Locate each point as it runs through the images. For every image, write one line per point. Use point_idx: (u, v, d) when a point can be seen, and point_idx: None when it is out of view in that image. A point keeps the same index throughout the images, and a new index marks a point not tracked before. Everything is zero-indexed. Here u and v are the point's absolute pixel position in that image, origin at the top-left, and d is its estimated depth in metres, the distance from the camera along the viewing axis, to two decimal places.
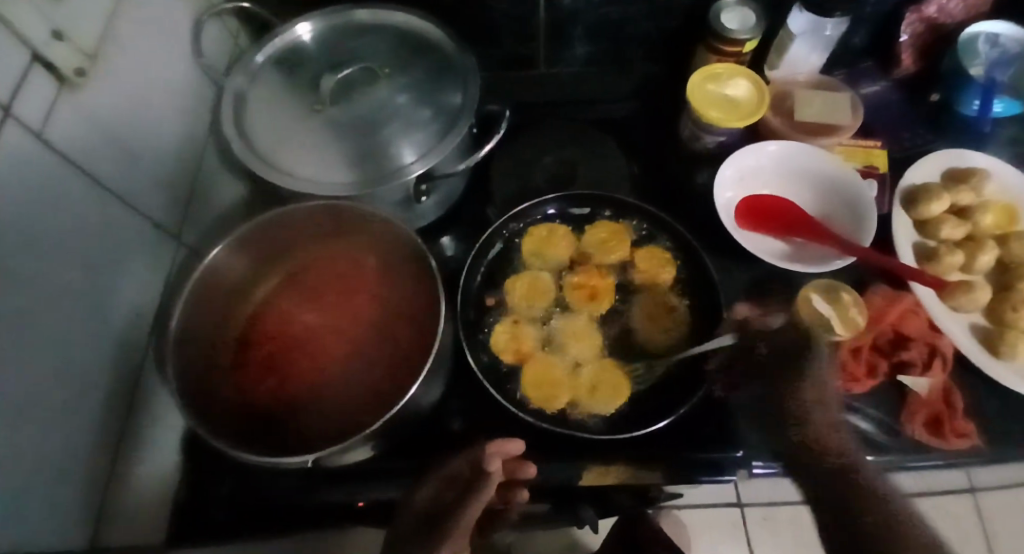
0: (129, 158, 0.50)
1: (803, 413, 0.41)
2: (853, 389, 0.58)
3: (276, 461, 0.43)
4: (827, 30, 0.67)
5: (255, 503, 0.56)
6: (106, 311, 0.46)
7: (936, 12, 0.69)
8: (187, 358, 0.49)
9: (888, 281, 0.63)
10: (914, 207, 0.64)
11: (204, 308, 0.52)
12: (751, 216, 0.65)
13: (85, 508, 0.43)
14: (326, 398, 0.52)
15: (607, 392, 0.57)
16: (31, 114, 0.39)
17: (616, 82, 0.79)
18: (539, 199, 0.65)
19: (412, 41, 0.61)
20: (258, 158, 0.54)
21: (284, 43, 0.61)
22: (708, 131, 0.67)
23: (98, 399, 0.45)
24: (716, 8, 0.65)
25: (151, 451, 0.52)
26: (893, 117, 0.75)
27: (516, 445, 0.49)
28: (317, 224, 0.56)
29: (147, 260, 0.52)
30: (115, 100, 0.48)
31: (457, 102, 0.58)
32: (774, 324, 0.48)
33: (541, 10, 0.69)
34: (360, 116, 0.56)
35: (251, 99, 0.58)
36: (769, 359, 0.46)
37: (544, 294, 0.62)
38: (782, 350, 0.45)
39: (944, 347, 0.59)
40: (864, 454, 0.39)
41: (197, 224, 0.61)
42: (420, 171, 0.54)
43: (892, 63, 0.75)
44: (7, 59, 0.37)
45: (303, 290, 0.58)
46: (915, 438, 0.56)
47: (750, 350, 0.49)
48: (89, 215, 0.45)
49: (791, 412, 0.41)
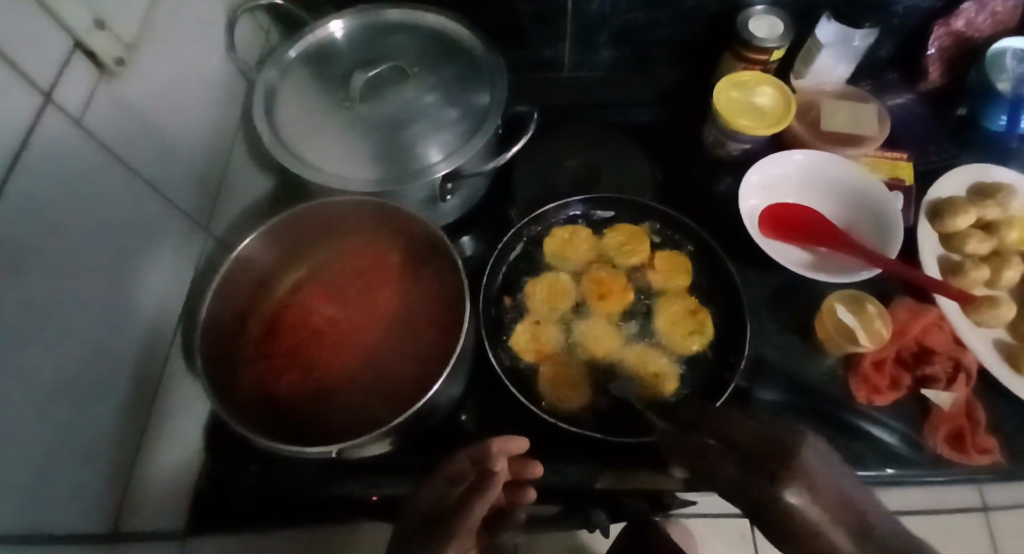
0: (164, 149, 0.51)
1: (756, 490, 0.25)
2: (875, 401, 0.58)
3: (300, 451, 0.43)
4: (854, 41, 0.68)
5: (275, 495, 0.56)
6: (136, 298, 0.47)
7: (963, 25, 0.69)
8: (213, 348, 0.50)
9: (911, 293, 0.63)
10: (938, 219, 0.63)
11: (231, 299, 0.53)
12: (774, 224, 0.65)
13: (107, 493, 0.43)
14: (348, 391, 0.53)
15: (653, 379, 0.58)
16: (71, 101, 0.40)
17: (640, 87, 0.79)
18: (563, 200, 0.66)
19: (442, 42, 0.62)
20: (287, 153, 0.55)
21: (316, 39, 0.61)
22: (733, 137, 0.67)
23: (126, 386, 0.46)
24: (744, 16, 0.65)
25: (175, 440, 0.52)
26: (918, 130, 0.74)
27: (519, 444, 0.48)
28: (345, 219, 0.56)
29: (176, 250, 0.53)
30: (151, 91, 0.49)
31: (483, 103, 0.58)
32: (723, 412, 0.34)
33: (568, 14, 0.69)
34: (388, 114, 0.57)
35: (281, 94, 0.59)
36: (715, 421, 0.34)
37: (566, 297, 0.62)
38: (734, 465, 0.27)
39: (969, 361, 0.58)
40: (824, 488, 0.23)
41: (225, 215, 0.61)
42: (445, 170, 0.55)
43: (918, 76, 0.75)
44: (51, 45, 0.38)
45: (328, 285, 0.59)
46: (938, 452, 0.56)
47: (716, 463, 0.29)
48: (122, 203, 0.45)
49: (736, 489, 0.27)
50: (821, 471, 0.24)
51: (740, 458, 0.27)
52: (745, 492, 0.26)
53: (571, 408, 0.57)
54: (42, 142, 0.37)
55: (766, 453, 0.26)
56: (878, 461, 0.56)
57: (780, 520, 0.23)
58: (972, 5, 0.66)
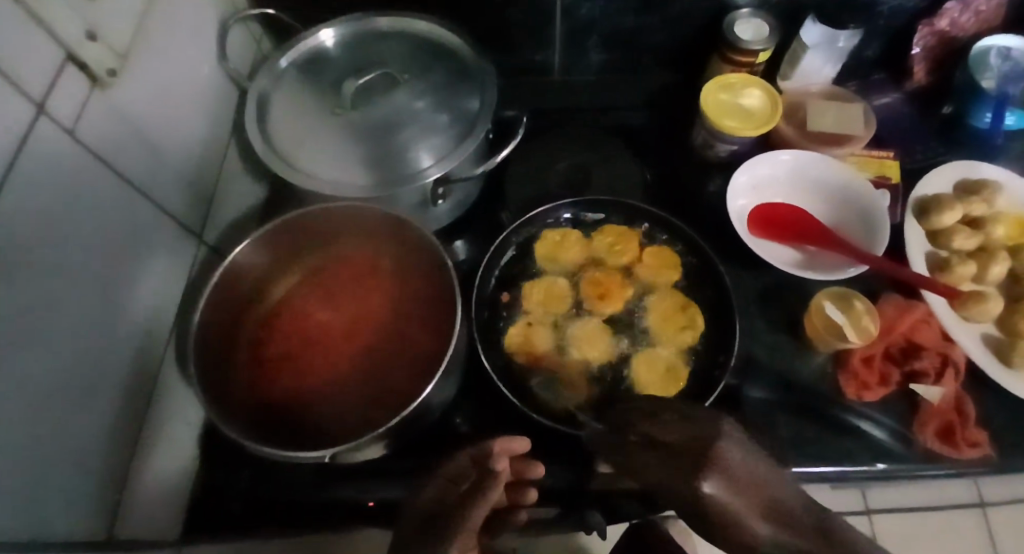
0: (157, 158, 0.52)
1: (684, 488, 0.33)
2: (865, 397, 0.58)
3: (292, 456, 0.44)
4: (839, 42, 0.69)
5: (270, 502, 0.56)
6: (130, 306, 0.48)
7: (947, 25, 0.70)
8: (207, 355, 0.51)
9: (899, 290, 0.64)
10: (926, 216, 0.64)
11: (225, 305, 0.54)
12: (764, 223, 0.65)
13: (103, 500, 0.44)
14: (342, 396, 0.53)
15: (652, 381, 0.58)
16: (65, 112, 0.41)
17: (630, 90, 0.80)
18: (554, 203, 0.66)
19: (432, 48, 0.62)
20: (279, 160, 0.56)
21: (307, 48, 0.62)
22: (721, 139, 0.68)
23: (120, 392, 0.46)
24: (730, 19, 0.66)
25: (169, 447, 0.53)
26: (905, 129, 0.75)
27: (522, 444, 0.49)
28: (337, 225, 0.57)
29: (169, 257, 0.53)
30: (143, 101, 0.49)
31: (473, 108, 0.59)
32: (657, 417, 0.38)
33: (556, 19, 0.70)
34: (379, 120, 0.57)
35: (273, 102, 0.59)
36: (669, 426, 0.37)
37: (560, 298, 0.62)
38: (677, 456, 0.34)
39: (957, 357, 0.58)
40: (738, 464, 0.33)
41: (218, 222, 0.62)
42: (436, 175, 0.55)
43: (904, 75, 0.76)
44: (44, 57, 0.39)
45: (321, 290, 0.59)
46: (927, 449, 0.56)
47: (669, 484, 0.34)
48: (116, 214, 0.46)
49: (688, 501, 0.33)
50: (744, 478, 0.33)
51: (670, 464, 0.34)
52: (674, 488, 0.34)
53: (562, 409, 0.57)
54: (35, 153, 0.38)
55: (693, 450, 0.34)
56: (869, 457, 0.56)
57: (708, 509, 0.31)
58: (956, 4, 0.67)
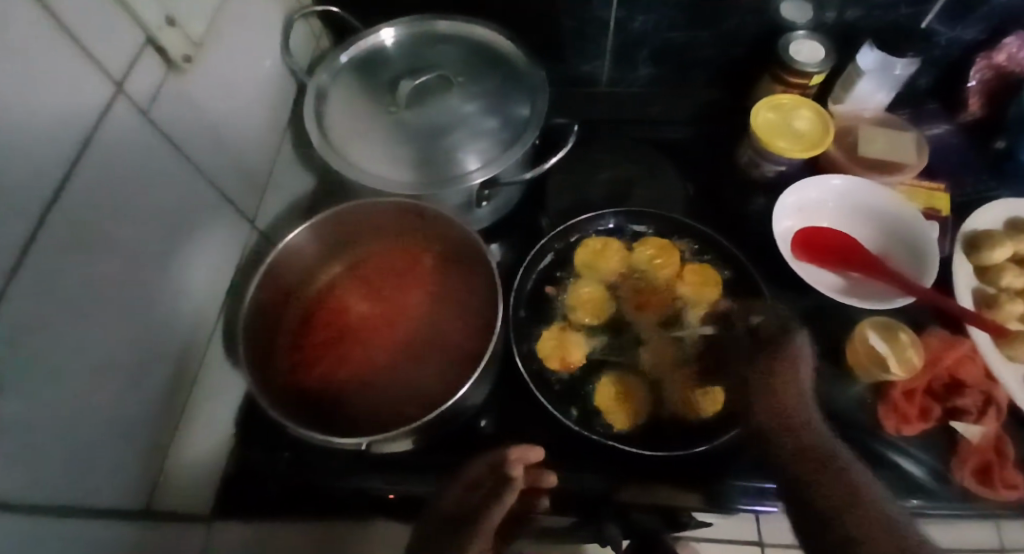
0: (220, 142, 0.53)
1: (841, 483, 0.38)
2: (904, 431, 0.57)
3: (329, 442, 0.44)
4: (896, 69, 0.67)
5: (298, 482, 0.57)
6: (183, 284, 0.48)
7: (1005, 60, 0.69)
8: (254, 339, 0.52)
9: (945, 324, 0.63)
10: (975, 252, 0.63)
11: (273, 290, 0.55)
12: (807, 246, 0.65)
13: (143, 472, 0.45)
14: (375, 389, 0.54)
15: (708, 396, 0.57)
16: (140, 92, 0.42)
17: (675, 106, 0.79)
18: (598, 212, 0.67)
19: (486, 53, 0.63)
20: (333, 152, 0.57)
21: (367, 46, 0.63)
22: (768, 158, 0.67)
23: (168, 367, 0.47)
24: (785, 41, 0.66)
25: (209, 423, 0.54)
26: (955, 161, 0.74)
27: (537, 452, 0.48)
28: (384, 220, 0.58)
29: (222, 238, 0.54)
30: (213, 87, 0.51)
31: (524, 114, 0.59)
32: (752, 324, 0.54)
33: (610, 32, 0.71)
34: (432, 120, 0.58)
35: (331, 96, 0.60)
36: (743, 349, 0.54)
37: (598, 310, 0.63)
38: (767, 342, 0.51)
39: (1000, 397, 0.57)
40: (834, 444, 0.42)
41: (270, 209, 0.63)
42: (482, 178, 0.56)
43: (959, 107, 0.75)
44: (125, 39, 0.40)
45: (362, 281, 0.60)
46: (964, 487, 0.55)
47: (832, 461, 0.40)
48: (178, 194, 0.47)
49: (808, 478, 0.40)
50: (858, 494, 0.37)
51: (808, 451, 0.42)
52: (841, 501, 0.37)
53: (598, 419, 0.58)
54: (108, 132, 0.39)
55: (813, 459, 0.41)
56: (903, 492, 0.55)
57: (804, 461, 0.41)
58: (1015, 40, 0.67)
